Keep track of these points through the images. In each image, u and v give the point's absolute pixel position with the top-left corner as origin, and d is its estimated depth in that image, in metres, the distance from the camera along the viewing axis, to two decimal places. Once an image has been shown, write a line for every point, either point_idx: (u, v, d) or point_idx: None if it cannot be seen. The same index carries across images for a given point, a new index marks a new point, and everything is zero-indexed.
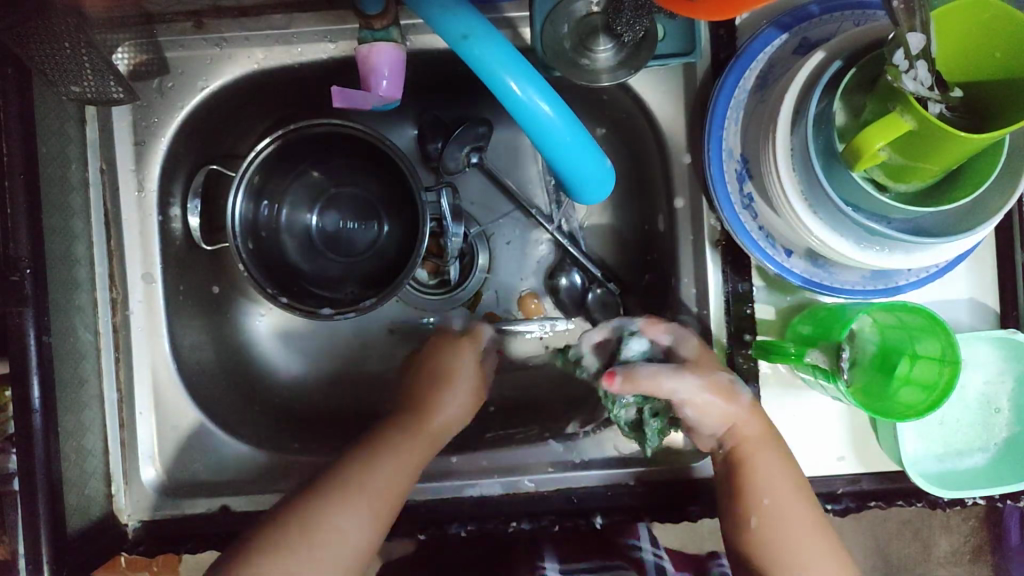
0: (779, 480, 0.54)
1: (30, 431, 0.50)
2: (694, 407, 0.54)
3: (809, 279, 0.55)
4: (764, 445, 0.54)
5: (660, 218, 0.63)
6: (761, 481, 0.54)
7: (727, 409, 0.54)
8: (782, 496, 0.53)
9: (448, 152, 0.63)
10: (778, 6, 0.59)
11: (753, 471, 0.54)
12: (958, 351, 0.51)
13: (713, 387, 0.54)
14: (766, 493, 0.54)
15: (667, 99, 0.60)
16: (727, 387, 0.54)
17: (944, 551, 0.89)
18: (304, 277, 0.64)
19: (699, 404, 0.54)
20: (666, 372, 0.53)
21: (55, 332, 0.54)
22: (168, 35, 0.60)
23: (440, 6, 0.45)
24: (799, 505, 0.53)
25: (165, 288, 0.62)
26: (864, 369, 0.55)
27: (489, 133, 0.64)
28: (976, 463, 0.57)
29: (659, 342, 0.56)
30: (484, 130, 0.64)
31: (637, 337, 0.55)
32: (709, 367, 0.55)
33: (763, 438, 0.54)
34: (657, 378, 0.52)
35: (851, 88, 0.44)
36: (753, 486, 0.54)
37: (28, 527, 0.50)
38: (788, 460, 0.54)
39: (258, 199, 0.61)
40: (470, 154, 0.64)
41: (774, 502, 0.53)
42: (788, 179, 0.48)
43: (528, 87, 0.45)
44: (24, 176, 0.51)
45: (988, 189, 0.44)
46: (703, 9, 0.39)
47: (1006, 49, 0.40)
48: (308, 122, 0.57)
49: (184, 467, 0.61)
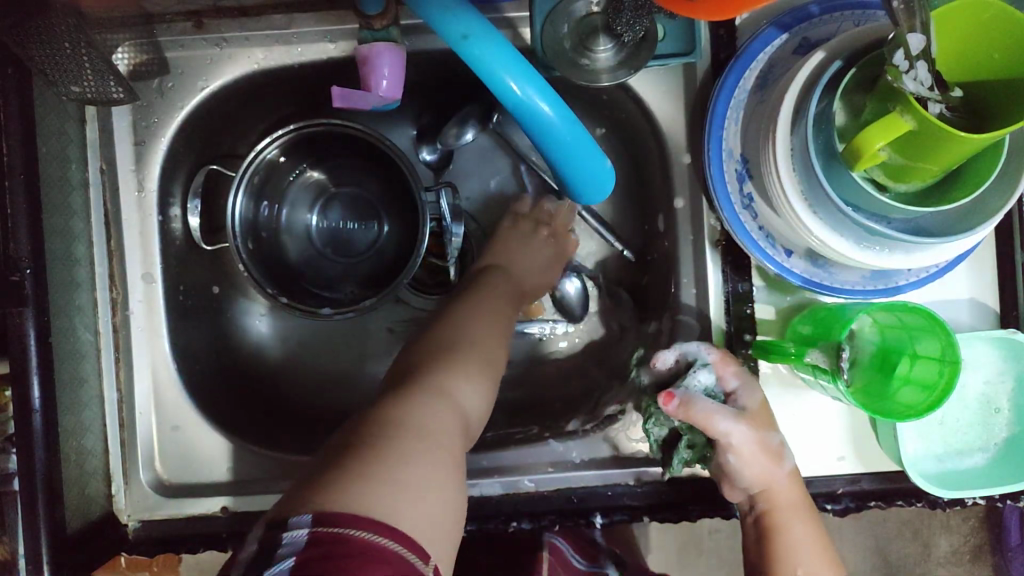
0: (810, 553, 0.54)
1: (31, 431, 0.50)
2: (744, 462, 0.53)
3: (809, 279, 0.55)
4: (797, 514, 0.54)
5: (660, 218, 0.63)
6: (792, 554, 0.54)
7: (770, 470, 0.54)
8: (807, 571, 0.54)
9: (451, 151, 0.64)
10: (778, 6, 0.59)
11: (786, 542, 0.54)
12: (958, 352, 0.51)
13: (766, 447, 0.54)
14: (800, 565, 0.54)
15: (666, 99, 0.60)
16: (778, 448, 0.54)
17: (944, 551, 0.90)
18: (304, 277, 0.64)
19: (750, 460, 0.53)
20: (720, 414, 0.52)
21: (55, 332, 0.54)
22: (168, 35, 0.60)
23: (440, 7, 0.45)
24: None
25: (165, 288, 0.62)
26: (864, 368, 0.55)
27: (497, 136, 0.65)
28: (976, 463, 0.57)
29: (726, 381, 0.54)
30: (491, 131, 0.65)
31: (706, 369, 0.54)
32: (763, 423, 0.54)
33: (800, 506, 0.54)
34: (710, 417, 0.52)
35: (851, 88, 0.44)
36: (784, 559, 0.54)
37: (29, 527, 0.50)
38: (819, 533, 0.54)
39: (258, 198, 0.60)
40: None
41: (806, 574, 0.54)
42: (788, 179, 0.48)
43: (528, 87, 0.45)
44: (24, 176, 0.51)
45: (988, 189, 0.44)
46: (703, 9, 0.39)
47: (1004, 50, 0.40)
48: (309, 122, 0.57)
49: (184, 467, 0.61)
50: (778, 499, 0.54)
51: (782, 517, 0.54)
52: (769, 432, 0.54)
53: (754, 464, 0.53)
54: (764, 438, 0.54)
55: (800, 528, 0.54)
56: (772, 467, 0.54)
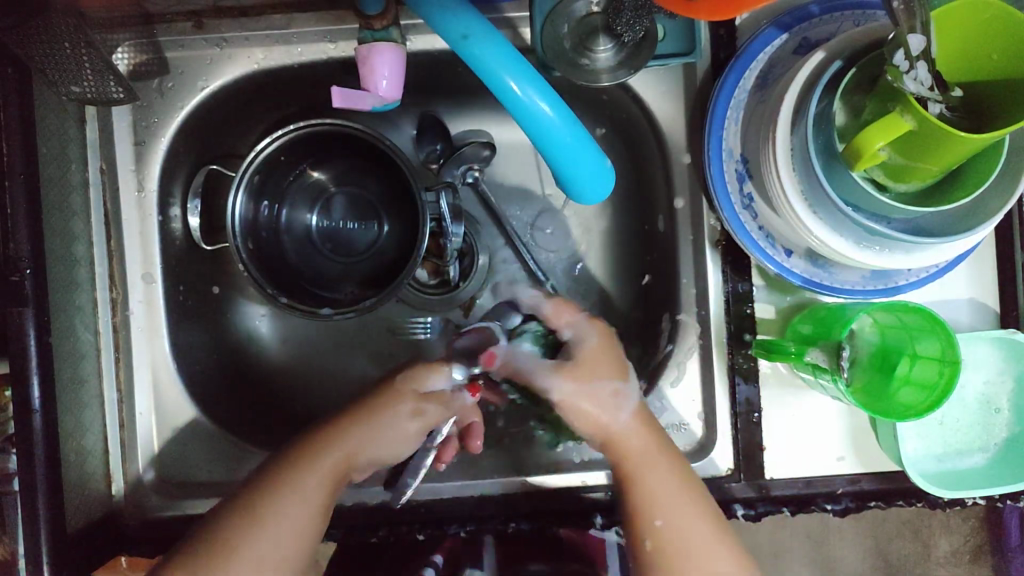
0: (673, 496, 0.51)
1: (31, 431, 0.50)
2: (571, 397, 0.52)
3: (810, 279, 0.55)
4: (654, 460, 0.52)
5: (660, 218, 0.64)
6: (653, 494, 0.51)
7: (609, 399, 0.52)
8: (685, 512, 0.51)
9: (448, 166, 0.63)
10: (778, 6, 0.59)
11: (640, 490, 0.51)
12: (958, 352, 0.51)
13: (623, 383, 0.53)
14: (661, 506, 0.51)
15: (666, 99, 0.60)
16: (612, 391, 0.52)
17: (944, 551, 0.89)
18: (303, 277, 0.64)
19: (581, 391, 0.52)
20: (545, 367, 0.53)
21: (55, 332, 0.54)
22: (168, 35, 0.60)
23: (440, 7, 0.45)
24: (698, 522, 0.51)
25: (165, 288, 0.62)
26: (864, 368, 0.55)
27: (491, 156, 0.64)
28: (975, 463, 0.57)
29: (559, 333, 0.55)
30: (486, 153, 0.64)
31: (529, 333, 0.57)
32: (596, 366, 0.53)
33: (657, 450, 0.52)
34: (511, 359, 0.55)
35: (851, 88, 0.44)
36: (654, 492, 0.51)
37: (28, 528, 0.50)
38: (684, 477, 0.52)
39: (258, 199, 0.61)
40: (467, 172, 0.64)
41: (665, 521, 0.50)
42: (788, 179, 0.48)
43: (528, 87, 0.45)
44: (24, 176, 0.51)
45: (988, 189, 0.44)
46: (704, 9, 0.38)
47: (1002, 52, 0.41)
48: (309, 122, 0.57)
49: (184, 467, 0.61)
50: (660, 444, 0.53)
51: (640, 461, 0.52)
52: (609, 371, 0.53)
53: (580, 400, 0.52)
54: (601, 374, 0.53)
55: (657, 467, 0.52)
56: (609, 404, 0.52)
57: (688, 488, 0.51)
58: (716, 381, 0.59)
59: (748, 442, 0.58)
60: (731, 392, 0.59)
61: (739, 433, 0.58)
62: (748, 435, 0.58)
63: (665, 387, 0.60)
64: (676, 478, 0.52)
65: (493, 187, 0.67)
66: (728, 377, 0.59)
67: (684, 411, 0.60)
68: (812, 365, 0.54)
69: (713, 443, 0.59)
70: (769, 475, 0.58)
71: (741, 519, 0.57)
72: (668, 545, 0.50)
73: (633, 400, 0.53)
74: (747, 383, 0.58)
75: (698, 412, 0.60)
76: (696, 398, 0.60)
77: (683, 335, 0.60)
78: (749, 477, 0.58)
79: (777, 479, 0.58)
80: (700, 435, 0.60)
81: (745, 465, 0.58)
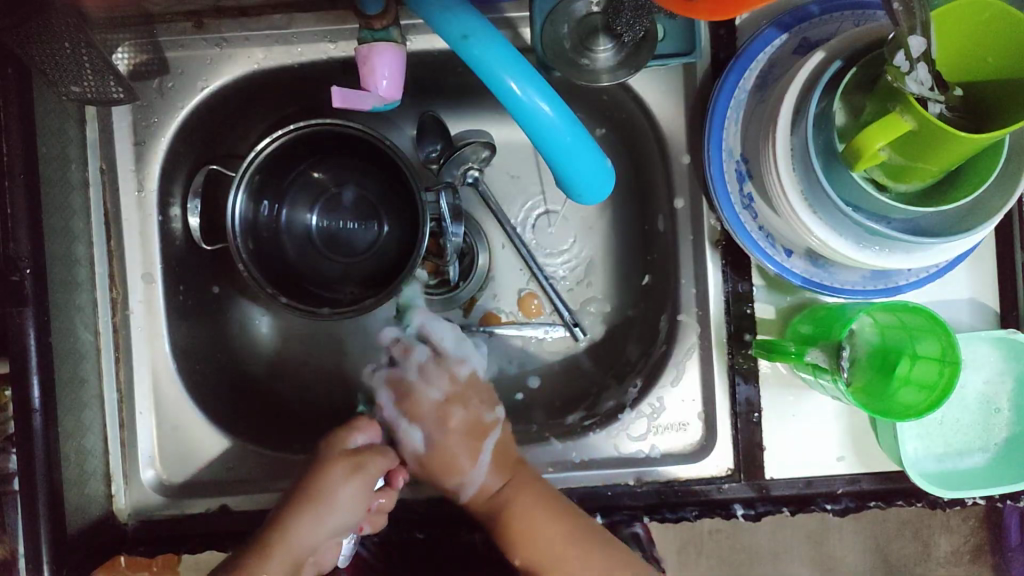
0: (547, 529, 0.56)
1: (31, 431, 0.50)
2: (432, 466, 0.60)
3: (810, 279, 0.55)
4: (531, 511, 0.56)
5: (660, 218, 0.63)
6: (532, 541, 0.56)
7: (462, 472, 0.59)
8: (547, 546, 0.56)
9: (449, 167, 0.62)
10: (778, 6, 0.59)
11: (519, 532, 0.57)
12: (958, 353, 0.51)
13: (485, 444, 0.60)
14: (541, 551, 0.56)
15: (666, 99, 0.60)
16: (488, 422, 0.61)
17: (944, 551, 0.90)
18: (304, 278, 0.64)
19: (444, 468, 0.60)
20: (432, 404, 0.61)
21: (55, 332, 0.54)
22: (168, 35, 0.60)
23: (440, 7, 0.45)
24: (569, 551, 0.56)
25: (165, 289, 0.62)
26: (864, 370, 0.55)
27: (490, 155, 0.63)
28: (975, 463, 0.57)
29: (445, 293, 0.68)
30: (485, 152, 0.62)
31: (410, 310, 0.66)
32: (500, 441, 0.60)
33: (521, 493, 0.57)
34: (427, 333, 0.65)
35: (851, 88, 0.44)
36: (523, 531, 0.56)
37: (28, 528, 0.50)
38: (564, 513, 0.56)
39: (258, 198, 0.61)
40: (466, 172, 0.63)
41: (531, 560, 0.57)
42: (788, 178, 0.48)
43: (527, 86, 0.45)
44: (24, 176, 0.51)
45: (988, 189, 0.44)
46: (703, 9, 0.38)
47: (997, 55, 0.41)
48: (309, 122, 0.57)
49: (184, 466, 0.61)
50: (518, 480, 0.58)
51: (513, 497, 0.57)
52: (465, 441, 0.60)
53: (443, 466, 0.60)
54: (447, 436, 0.60)
55: (522, 504, 0.57)
56: (467, 471, 0.59)
57: (562, 514, 0.56)
58: (716, 381, 0.59)
59: (748, 442, 0.58)
60: (732, 392, 0.59)
61: (738, 433, 0.58)
62: (748, 435, 0.58)
63: (666, 387, 0.60)
64: (549, 512, 0.56)
65: (494, 187, 0.67)
66: (728, 378, 0.59)
67: (684, 411, 0.60)
68: (813, 365, 0.54)
69: (713, 442, 0.59)
70: (769, 475, 0.58)
71: (740, 519, 0.58)
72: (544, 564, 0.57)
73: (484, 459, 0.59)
74: (747, 383, 0.58)
75: (698, 413, 0.60)
76: (696, 398, 0.60)
77: (683, 336, 0.60)
78: (749, 477, 0.58)
79: (777, 480, 0.58)
80: (700, 434, 0.59)
81: (744, 465, 0.58)
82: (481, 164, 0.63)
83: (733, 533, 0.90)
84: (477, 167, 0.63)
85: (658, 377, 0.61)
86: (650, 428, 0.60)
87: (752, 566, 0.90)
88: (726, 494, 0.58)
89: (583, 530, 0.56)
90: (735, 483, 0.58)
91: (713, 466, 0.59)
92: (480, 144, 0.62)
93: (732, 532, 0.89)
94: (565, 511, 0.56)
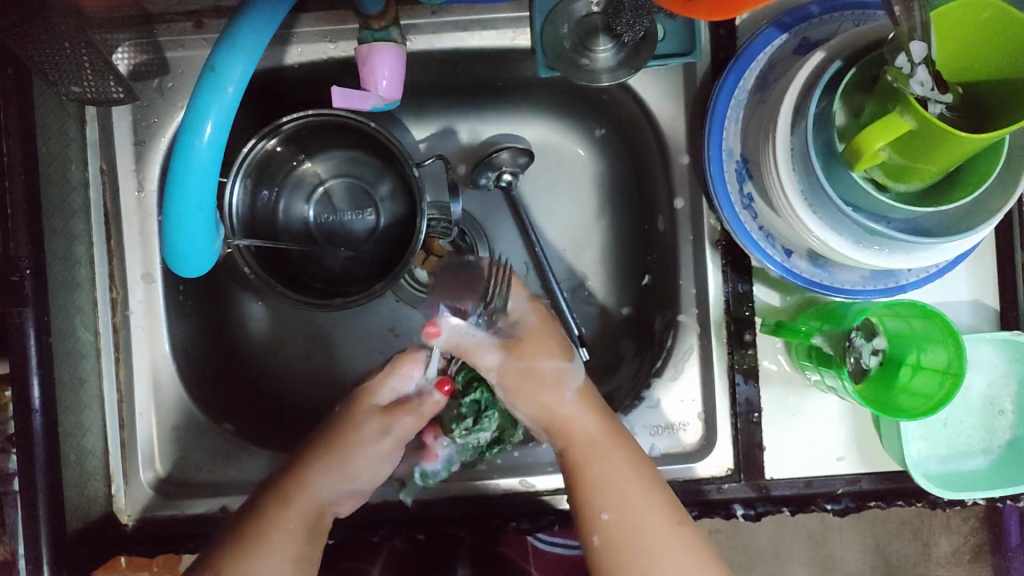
0: (626, 483, 0.51)
1: (31, 431, 0.51)
2: (511, 385, 0.56)
3: (809, 279, 0.55)
4: (603, 449, 0.53)
5: (660, 218, 0.63)
6: (602, 479, 0.52)
7: (551, 380, 0.56)
8: (637, 524, 0.50)
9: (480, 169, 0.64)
10: (778, 6, 0.59)
11: (594, 473, 0.52)
12: (964, 365, 0.51)
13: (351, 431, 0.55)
14: (609, 492, 0.51)
15: (667, 99, 0.60)
16: (552, 370, 0.56)
17: (944, 551, 0.90)
18: (301, 270, 0.63)
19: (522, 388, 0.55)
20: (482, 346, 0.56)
21: (55, 332, 0.54)
22: (168, 35, 0.59)
23: (247, 22, 0.44)
24: (630, 481, 0.51)
25: (165, 289, 0.61)
26: (879, 356, 0.55)
27: (516, 156, 0.65)
28: (977, 464, 0.57)
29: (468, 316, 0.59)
30: (507, 154, 0.64)
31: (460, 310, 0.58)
32: (531, 341, 0.56)
33: (605, 438, 0.53)
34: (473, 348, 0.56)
35: (851, 88, 0.45)
36: (598, 478, 0.52)
37: (29, 527, 0.51)
38: (635, 465, 0.52)
39: (257, 189, 0.60)
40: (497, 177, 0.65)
41: (613, 516, 0.51)
42: (788, 178, 0.48)
43: (261, 2, 0.44)
44: (24, 176, 0.51)
45: (988, 189, 0.44)
46: (702, 9, 0.38)
47: (983, 61, 0.42)
48: (307, 114, 0.57)
49: (185, 465, 0.61)
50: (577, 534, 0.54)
51: (585, 453, 0.53)
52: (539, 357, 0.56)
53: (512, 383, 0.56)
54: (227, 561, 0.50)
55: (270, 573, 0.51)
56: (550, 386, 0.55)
57: (654, 497, 0.51)
58: (716, 382, 0.59)
59: (748, 442, 0.58)
60: (732, 392, 0.59)
61: (739, 433, 0.58)
62: (748, 435, 0.58)
63: (666, 385, 0.60)
64: (631, 471, 0.52)
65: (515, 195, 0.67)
66: (728, 377, 0.59)
67: (684, 411, 0.60)
68: (816, 352, 0.55)
69: (713, 442, 0.59)
70: (769, 475, 0.58)
71: (741, 519, 0.57)
72: (615, 536, 0.51)
73: (571, 379, 0.56)
74: (747, 382, 0.58)
75: (698, 413, 0.60)
76: (696, 398, 0.60)
77: (682, 336, 0.60)
78: (749, 477, 0.58)
79: (777, 480, 0.58)
80: (700, 435, 0.59)
81: (744, 465, 0.58)
82: (515, 169, 0.65)
83: (733, 533, 0.89)
84: (509, 170, 0.65)
85: (659, 374, 0.61)
86: (651, 429, 0.60)
87: (752, 566, 0.89)
88: (726, 494, 0.58)
89: (651, 480, 0.52)
90: (735, 483, 0.58)
91: (713, 466, 0.59)
92: (512, 150, 0.64)
93: (733, 533, 0.88)
94: (624, 444, 0.53)
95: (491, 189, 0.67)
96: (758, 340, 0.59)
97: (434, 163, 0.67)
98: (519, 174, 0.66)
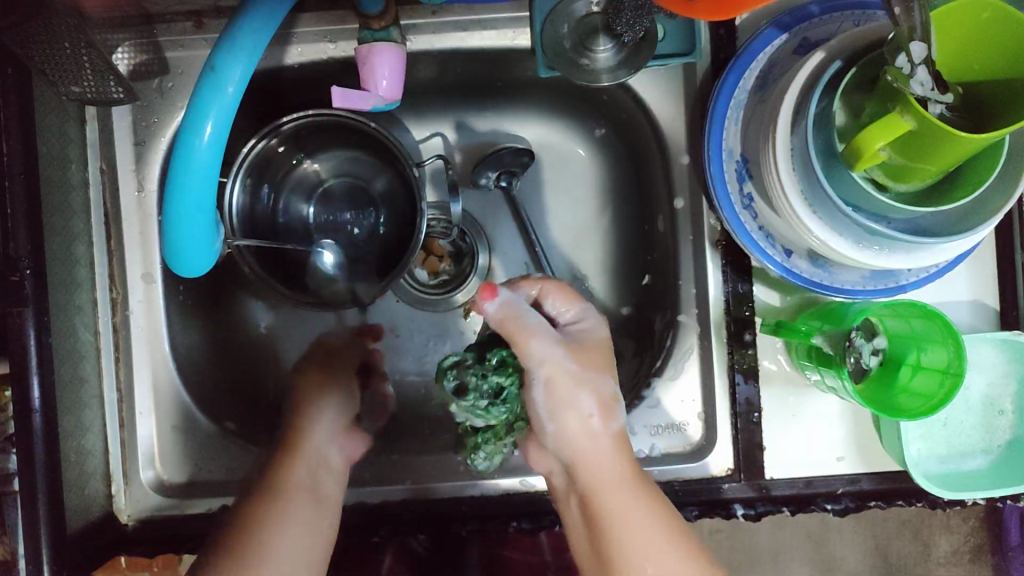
0: (647, 524, 0.52)
1: (31, 431, 0.51)
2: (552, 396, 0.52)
3: (810, 279, 0.55)
4: (622, 490, 0.52)
5: (660, 218, 0.63)
6: (627, 527, 0.51)
7: (575, 396, 0.52)
8: (670, 569, 0.51)
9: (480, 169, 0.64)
10: (778, 6, 0.59)
11: (617, 518, 0.52)
12: (964, 365, 0.51)
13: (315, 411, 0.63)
14: (637, 539, 0.51)
15: (667, 99, 0.60)
16: (607, 394, 0.53)
17: (944, 551, 0.90)
18: (301, 270, 0.63)
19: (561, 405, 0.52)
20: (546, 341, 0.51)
21: (55, 332, 0.54)
22: (168, 35, 0.59)
23: (248, 22, 0.44)
24: (654, 528, 0.52)
25: (165, 289, 0.61)
26: (879, 356, 0.55)
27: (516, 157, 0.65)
28: (977, 464, 0.57)
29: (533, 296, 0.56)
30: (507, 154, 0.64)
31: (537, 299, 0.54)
32: (593, 355, 0.53)
33: (625, 481, 0.52)
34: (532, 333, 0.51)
35: (851, 89, 0.45)
36: (627, 534, 0.51)
37: (29, 527, 0.51)
38: (655, 499, 0.52)
39: (256, 188, 0.60)
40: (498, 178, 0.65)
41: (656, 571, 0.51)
42: (788, 178, 0.48)
43: (261, 2, 0.44)
44: (23, 176, 0.51)
45: (988, 189, 0.44)
46: (702, 9, 0.38)
47: (983, 62, 0.42)
48: (306, 114, 0.58)
49: (185, 465, 0.61)
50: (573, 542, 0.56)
51: (605, 494, 0.52)
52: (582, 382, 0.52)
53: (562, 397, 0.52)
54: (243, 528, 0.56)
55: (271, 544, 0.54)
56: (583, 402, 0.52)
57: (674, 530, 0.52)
58: (716, 382, 0.59)
59: (748, 442, 0.58)
60: (732, 392, 0.59)
61: (739, 433, 0.58)
62: (748, 436, 0.58)
63: (666, 385, 0.60)
64: (652, 508, 0.52)
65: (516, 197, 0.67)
66: (728, 377, 0.59)
67: (684, 411, 0.60)
68: (816, 352, 0.55)
69: (713, 442, 0.59)
70: (769, 475, 0.58)
71: (741, 519, 0.58)
72: None
73: (599, 408, 0.52)
74: (747, 382, 0.58)
75: (698, 413, 0.60)
76: (696, 398, 0.60)
77: (682, 336, 0.60)
78: (749, 477, 0.58)
79: (778, 480, 0.58)
80: (700, 435, 0.59)
81: (744, 465, 0.58)
82: (514, 169, 0.65)
83: (733, 533, 0.88)
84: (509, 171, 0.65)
85: (659, 374, 0.61)
86: (651, 429, 0.60)
87: (752, 566, 0.89)
88: (726, 494, 0.58)
89: (654, 496, 0.53)
90: (735, 483, 0.58)
91: (713, 466, 0.59)
92: (513, 151, 0.64)
93: (733, 533, 0.88)
94: (646, 488, 0.53)
95: (491, 189, 0.67)
96: (758, 340, 0.59)
97: (434, 163, 0.67)
98: (519, 174, 0.66)
